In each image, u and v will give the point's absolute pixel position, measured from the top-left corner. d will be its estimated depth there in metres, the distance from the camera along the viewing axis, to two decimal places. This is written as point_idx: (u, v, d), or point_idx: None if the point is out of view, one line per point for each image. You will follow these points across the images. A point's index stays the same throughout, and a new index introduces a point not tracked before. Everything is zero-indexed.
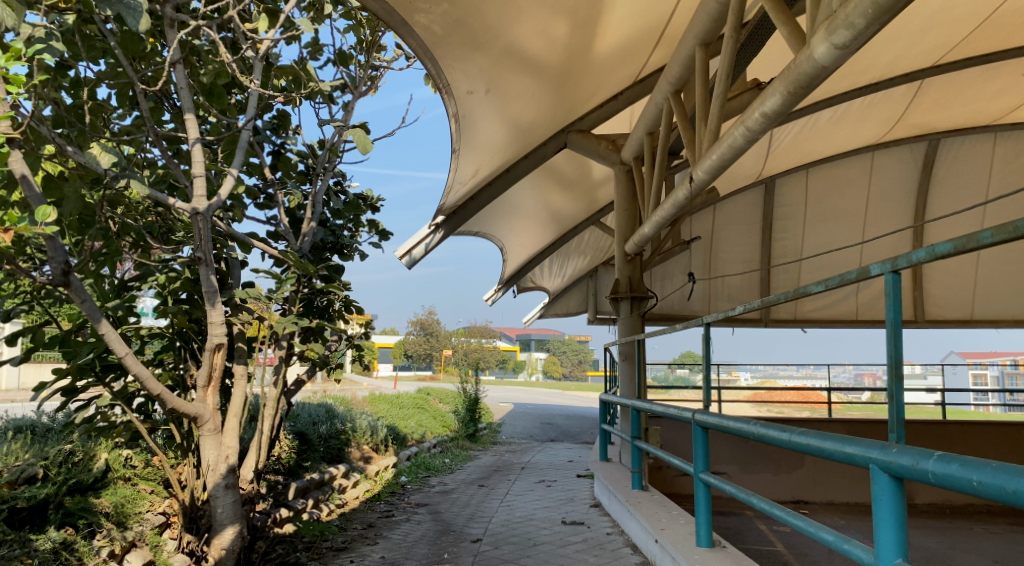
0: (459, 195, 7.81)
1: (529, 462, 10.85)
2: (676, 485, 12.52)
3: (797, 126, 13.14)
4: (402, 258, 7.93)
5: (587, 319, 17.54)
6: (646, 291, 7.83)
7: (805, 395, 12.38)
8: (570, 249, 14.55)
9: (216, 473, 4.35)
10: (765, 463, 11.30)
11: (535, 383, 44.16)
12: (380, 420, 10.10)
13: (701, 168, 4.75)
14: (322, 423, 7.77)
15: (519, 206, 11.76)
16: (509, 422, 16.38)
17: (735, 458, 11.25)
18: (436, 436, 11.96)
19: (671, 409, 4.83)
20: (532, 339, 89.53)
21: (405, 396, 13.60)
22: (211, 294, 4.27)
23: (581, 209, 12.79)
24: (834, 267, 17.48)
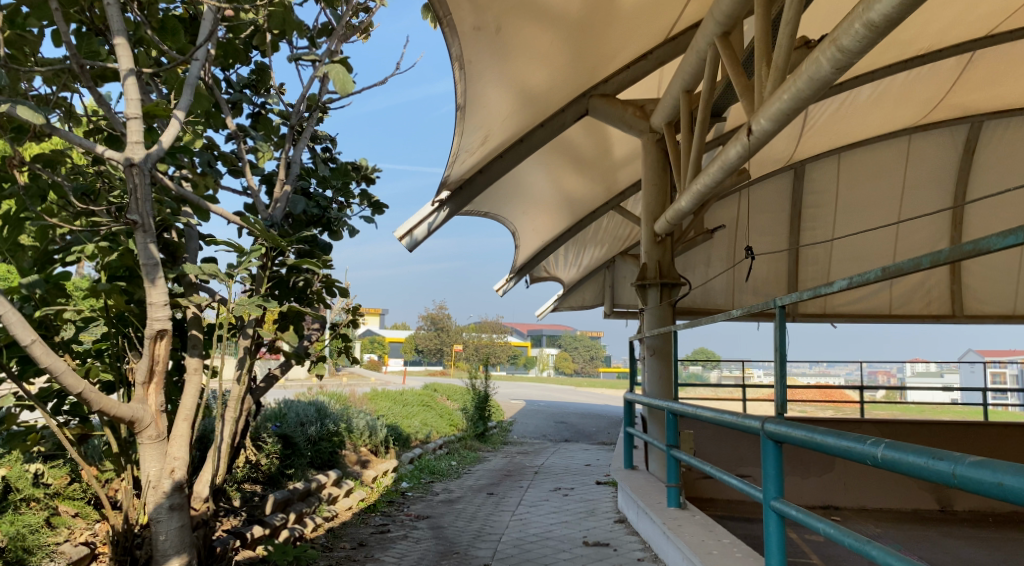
0: (465, 166, 6.88)
1: (543, 466, 9.97)
2: (699, 489, 11.62)
3: (834, 105, 12.15)
4: (402, 239, 7.05)
5: (603, 312, 16.63)
6: (678, 277, 6.91)
7: (828, 394, 11.27)
8: (587, 237, 13.61)
9: (158, 491, 3.49)
10: (793, 465, 10.40)
11: (547, 380, 43.08)
12: (380, 419, 9.25)
13: (761, 117, 3.84)
14: (311, 425, 6.90)
15: (533, 188, 10.85)
16: (521, 420, 15.51)
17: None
18: (442, 436, 11.12)
19: (723, 415, 3.90)
20: (544, 334, 88.57)
21: (410, 393, 12.75)
22: (150, 268, 3.39)
23: (600, 192, 11.86)
24: (866, 259, 16.47)
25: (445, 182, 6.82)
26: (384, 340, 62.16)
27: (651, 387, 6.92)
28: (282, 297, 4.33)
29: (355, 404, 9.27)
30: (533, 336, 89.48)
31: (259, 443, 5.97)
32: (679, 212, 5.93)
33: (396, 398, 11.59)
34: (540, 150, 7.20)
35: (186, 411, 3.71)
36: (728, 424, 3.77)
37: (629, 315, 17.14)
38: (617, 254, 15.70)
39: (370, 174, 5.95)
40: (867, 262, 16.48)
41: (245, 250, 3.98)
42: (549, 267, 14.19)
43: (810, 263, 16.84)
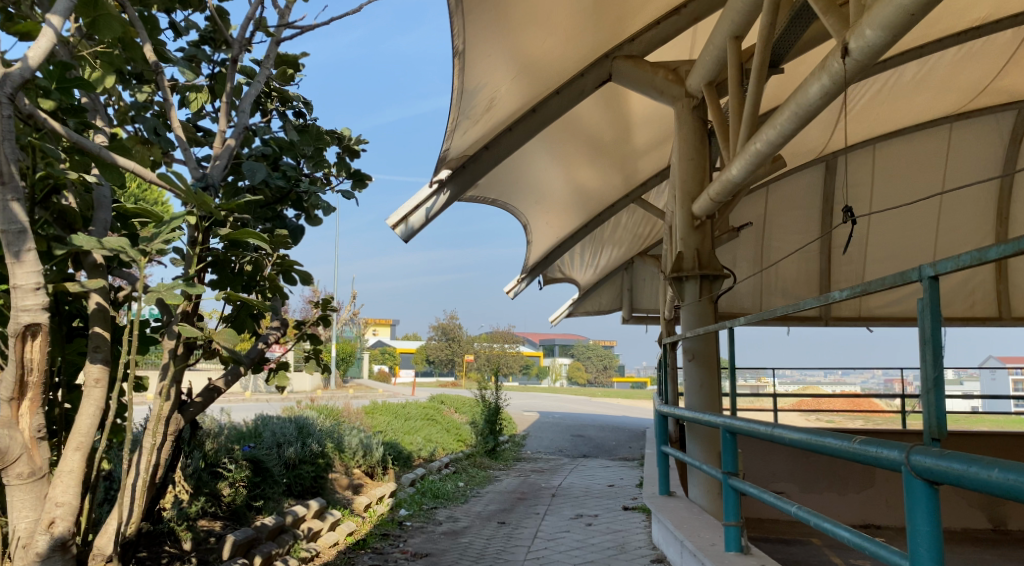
0: (468, 140, 5.88)
1: (561, 487, 8.89)
2: None
3: (874, 87, 11.09)
4: (395, 227, 6.07)
5: (622, 317, 15.60)
6: (721, 268, 5.85)
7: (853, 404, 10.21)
8: (604, 236, 12.57)
9: (29, 552, 2.47)
10: (828, 480, 9.38)
11: (561, 391, 41.89)
12: (377, 436, 8.24)
13: (865, 29, 2.79)
14: (289, 446, 5.87)
15: (548, 181, 9.84)
16: (535, 434, 14.45)
17: (794, 472, 9.31)
18: (448, 453, 10.09)
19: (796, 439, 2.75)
20: (556, 344, 87.38)
21: (413, 406, 11.71)
22: (12, 237, 2.40)
23: (621, 185, 10.82)
24: (905, 257, 15.29)
25: (444, 157, 5.79)
26: (394, 350, 61.23)
27: (691, 398, 5.87)
28: (226, 286, 3.30)
29: (350, 419, 8.28)
30: (545, 345, 88.28)
31: (217, 471, 4.93)
32: (729, 184, 4.86)
33: (397, 412, 10.54)
34: (555, 121, 6.19)
35: (80, 437, 2.70)
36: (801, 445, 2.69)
37: (649, 321, 16.14)
38: (636, 254, 14.64)
39: (353, 146, 5.02)
40: (906, 261, 15.29)
41: (165, 219, 2.96)
42: (564, 269, 13.17)
43: (844, 263, 15.72)
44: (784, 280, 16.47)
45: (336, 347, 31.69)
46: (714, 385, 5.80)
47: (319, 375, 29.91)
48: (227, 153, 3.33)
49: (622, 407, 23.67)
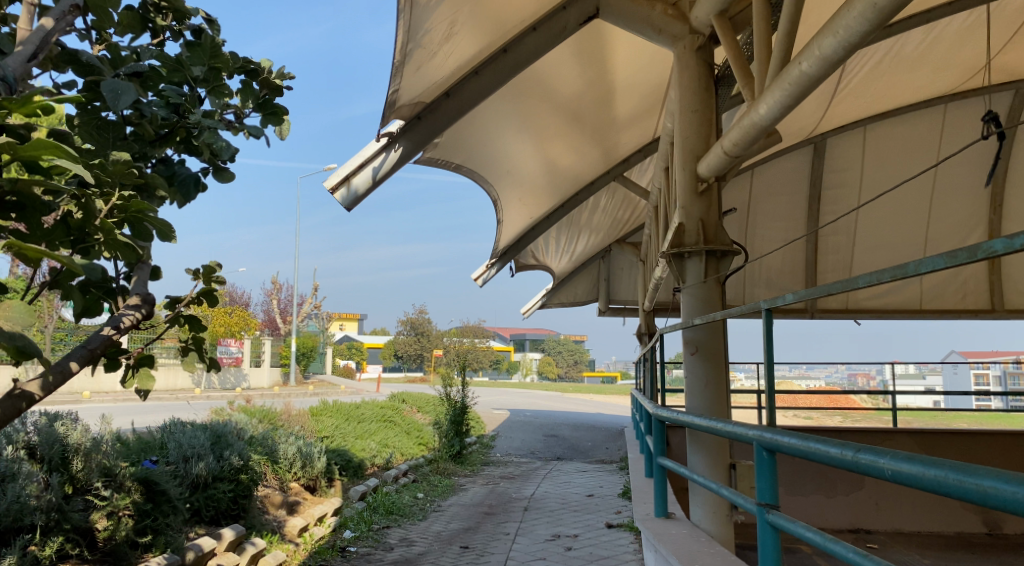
0: (425, 80, 4.78)
1: (534, 498, 7.85)
2: None
3: (874, 59, 10.22)
4: (334, 191, 4.98)
5: (598, 309, 14.65)
6: (730, 243, 4.83)
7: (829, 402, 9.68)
8: (581, 221, 11.58)
9: None
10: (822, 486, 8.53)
11: (532, 387, 40.84)
12: (323, 442, 7.15)
13: None
14: (199, 460, 4.72)
15: (523, 157, 8.78)
16: (505, 434, 13.42)
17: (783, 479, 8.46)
18: (407, 460, 9.00)
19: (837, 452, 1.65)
20: (527, 339, 86.60)
21: (369, 405, 10.57)
22: None
23: (601, 163, 9.81)
24: (894, 247, 14.44)
25: (394, 102, 4.70)
26: (362, 345, 59.72)
27: (694, 400, 4.85)
28: (36, 242, 2.14)
29: (292, 424, 7.12)
30: (515, 340, 87.14)
31: (86, 498, 3.74)
32: (752, 129, 3.83)
33: (352, 413, 9.40)
34: (532, 63, 5.12)
35: None
36: (907, 485, 1.49)
37: (626, 313, 15.21)
38: (613, 241, 13.68)
39: (274, 81, 3.72)
40: (895, 251, 14.46)
41: None
42: (538, 255, 12.11)
43: (832, 252, 14.95)
44: (769, 270, 15.65)
45: (297, 341, 30.27)
46: (722, 386, 4.79)
47: (278, 370, 28.48)
48: (37, 37, 2.17)
49: (596, 404, 22.75)
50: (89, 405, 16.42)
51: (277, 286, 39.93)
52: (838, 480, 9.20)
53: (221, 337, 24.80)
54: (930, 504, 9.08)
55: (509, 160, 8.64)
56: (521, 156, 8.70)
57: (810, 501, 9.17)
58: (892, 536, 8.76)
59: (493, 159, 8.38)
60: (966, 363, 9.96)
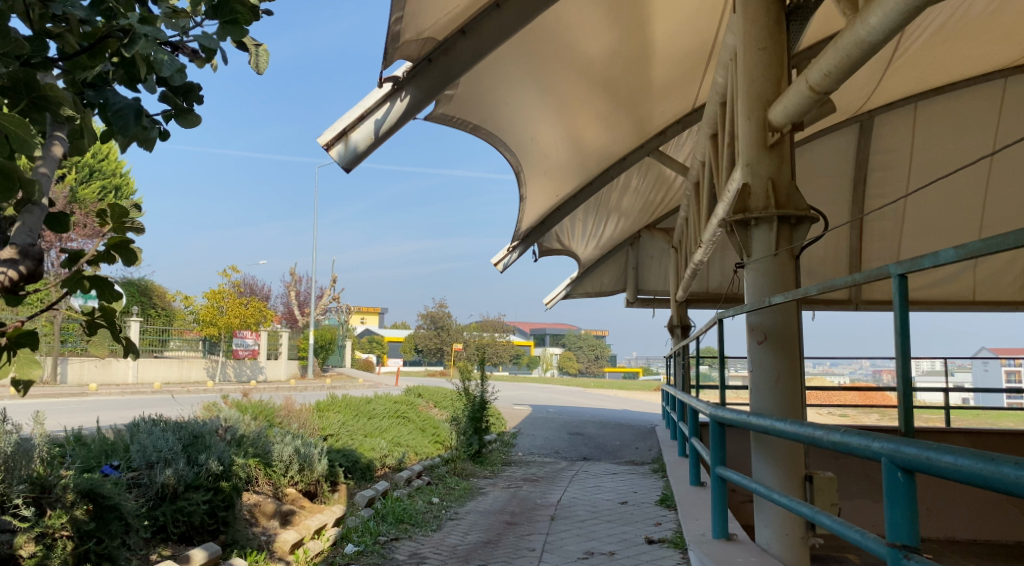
0: (437, 11, 3.93)
1: (561, 505, 7.03)
2: None
3: (935, 22, 9.21)
4: (329, 148, 4.22)
5: (627, 298, 13.79)
6: (807, 208, 3.97)
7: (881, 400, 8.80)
8: (611, 203, 10.73)
9: None
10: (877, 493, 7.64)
11: (555, 381, 40.01)
12: (326, 442, 6.40)
13: None
14: (167, 466, 4.00)
15: (550, 129, 7.92)
16: (527, 431, 12.63)
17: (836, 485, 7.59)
18: (422, 460, 8.22)
19: None
20: (548, 332, 85.91)
21: (381, 400, 9.78)
22: None
23: (633, 139, 8.92)
24: (945, 233, 13.38)
25: (397, 37, 3.89)
26: (382, 338, 59.27)
27: (759, 397, 4.00)
28: None
29: (290, 423, 6.33)
30: (536, 335, 86.53)
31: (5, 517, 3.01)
32: (854, 50, 2.96)
33: (363, 408, 8.62)
34: None
35: None
36: None
37: (656, 304, 14.32)
38: (644, 227, 12.80)
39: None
40: (946, 239, 13.41)
41: None
42: (563, 239, 11.25)
43: (878, 239, 13.85)
44: (809, 258, 14.65)
45: (314, 333, 29.71)
46: (795, 381, 3.94)
47: (295, 363, 27.95)
48: None
49: (622, 399, 21.92)
50: (96, 398, 15.88)
51: (295, 277, 39.42)
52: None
53: (236, 330, 24.24)
54: (996, 513, 8.17)
55: (535, 132, 7.79)
56: (547, 128, 7.84)
57: (857, 508, 8.22)
58: (952, 547, 7.86)
59: (517, 130, 7.54)
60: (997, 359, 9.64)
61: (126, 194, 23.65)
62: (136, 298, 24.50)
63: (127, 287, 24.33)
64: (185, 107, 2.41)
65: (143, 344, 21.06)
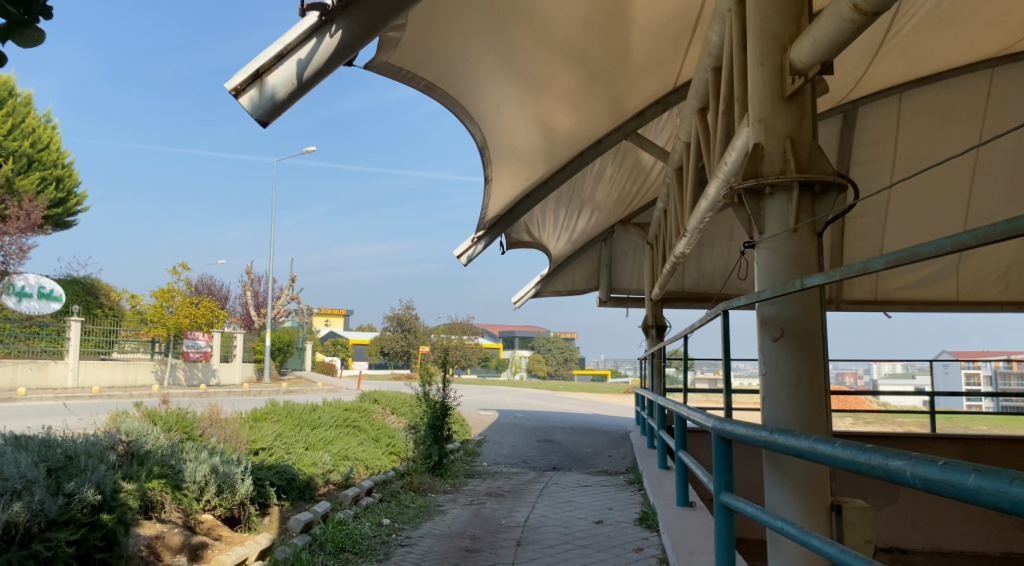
0: None
1: (527, 527, 6.21)
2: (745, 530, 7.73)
3: (931, 3, 8.58)
4: (239, 94, 3.40)
5: (599, 297, 13.09)
6: (834, 173, 3.21)
7: None
8: (584, 193, 9.97)
9: None
10: None
11: (522, 384, 39.27)
12: (252, 460, 5.51)
13: None
14: (18, 499, 3.11)
15: (520, 108, 7.10)
16: (493, 439, 11.83)
17: None
18: (372, 475, 7.37)
19: None
20: (517, 335, 85.29)
21: (329, 407, 8.84)
22: None
23: (610, 121, 8.11)
24: (927, 230, 12.86)
25: None
26: (346, 340, 57.88)
27: (773, 409, 3.24)
28: None
29: (213, 438, 5.39)
30: (504, 337, 85.90)
31: None
32: None
33: (308, 416, 7.70)
34: None
35: None
36: None
37: (629, 303, 13.64)
38: (618, 222, 12.10)
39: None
40: (929, 237, 12.89)
41: None
42: (532, 231, 10.46)
43: (859, 237, 13.24)
44: None
45: (271, 335, 28.47)
46: (818, 390, 3.17)
47: (251, 366, 26.78)
48: None
49: (591, 403, 21.20)
50: (26, 402, 14.65)
51: (254, 278, 38.02)
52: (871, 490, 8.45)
53: (187, 330, 23.03)
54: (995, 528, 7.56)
55: (505, 110, 6.97)
56: (517, 107, 7.01)
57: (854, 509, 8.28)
58: None
59: (482, 106, 6.71)
60: (957, 361, 9.05)
61: (68, 187, 22.25)
62: (80, 297, 23.09)
63: (71, 285, 22.94)
64: (26, 21, 2.29)
65: (84, 346, 19.75)
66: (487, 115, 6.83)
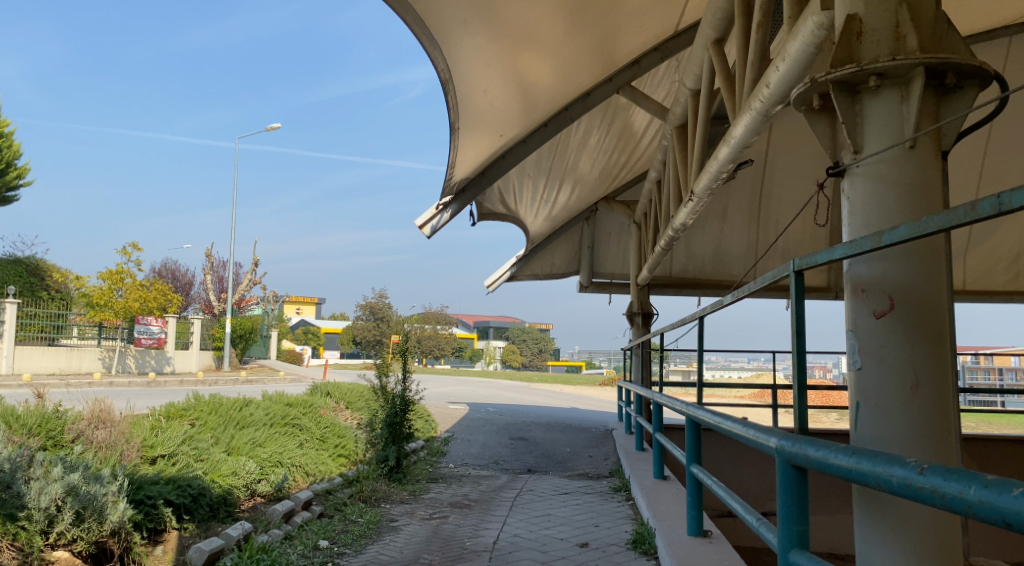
0: None
1: (497, 552, 5.05)
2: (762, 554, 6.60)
3: None
4: None
5: (581, 281, 12.03)
6: (973, 60, 2.20)
7: None
8: (568, 161, 8.78)
9: None
10: None
11: (497, 375, 38.17)
12: (138, 477, 4.27)
13: None
14: None
15: (495, 55, 5.90)
16: (461, 436, 10.68)
17: None
18: (312, 485, 6.16)
19: None
20: (493, 325, 84.26)
21: (266, 402, 7.58)
22: None
23: (599, 72, 6.94)
24: None
25: None
26: (317, 329, 56.31)
27: (873, 423, 2.18)
28: None
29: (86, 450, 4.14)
30: (480, 328, 84.94)
31: None
32: None
33: (236, 414, 6.46)
34: None
35: None
36: None
37: (613, 289, 12.56)
38: (602, 199, 10.96)
39: None
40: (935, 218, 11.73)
41: None
42: (509, 202, 9.29)
43: None
44: (783, 239, 12.34)
45: (232, 322, 27.00)
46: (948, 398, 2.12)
47: (209, 354, 25.33)
48: None
49: (568, 396, 20.11)
50: None
51: (217, 262, 36.45)
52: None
53: (137, 315, 21.55)
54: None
55: (477, 58, 5.77)
56: (492, 51, 5.80)
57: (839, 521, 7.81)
58: None
59: (449, 48, 5.48)
60: None
61: (9, 158, 20.72)
62: (22, 280, 21.50)
63: (11, 266, 21.35)
64: None
65: (24, 331, 18.25)
66: (455, 60, 5.61)
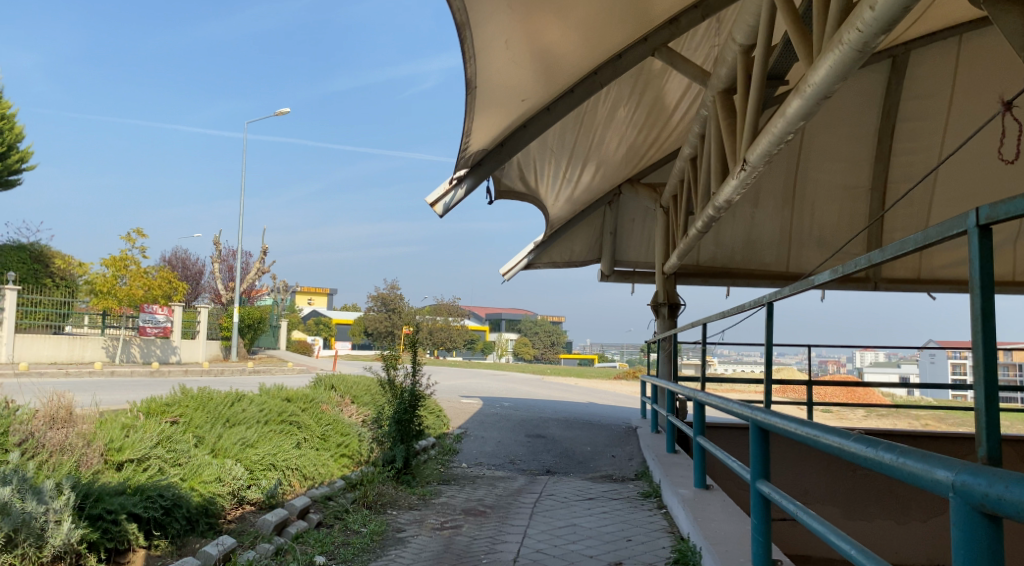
0: None
1: None
2: None
3: None
4: None
5: (602, 269, 11.35)
6: None
7: None
8: (594, 136, 8.08)
9: None
10: None
11: (509, 368, 37.61)
12: (94, 490, 3.61)
13: None
14: None
15: (521, 12, 5.18)
16: (474, 433, 10.03)
17: None
18: (311, 490, 5.50)
19: None
20: (505, 317, 83.67)
21: (263, 396, 6.94)
22: None
23: (634, 32, 6.21)
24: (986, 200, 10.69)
25: None
26: (329, 319, 55.89)
27: None
28: None
29: (27, 462, 3.69)
30: (492, 320, 84.41)
31: None
32: None
33: (226, 410, 5.83)
34: None
35: None
36: None
37: (636, 278, 11.86)
38: (626, 180, 10.25)
39: None
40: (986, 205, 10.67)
41: None
42: (529, 180, 8.61)
43: (902, 202, 11.04)
44: (819, 225, 11.56)
45: (240, 311, 26.48)
46: None
47: (216, 344, 24.88)
48: None
49: (585, 390, 19.44)
50: None
51: (228, 251, 36.01)
52: (915, 503, 7.21)
53: (143, 303, 21.06)
54: None
55: (501, 14, 5.06)
56: (517, 6, 5.08)
57: (874, 529, 7.25)
58: None
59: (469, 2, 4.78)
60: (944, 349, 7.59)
61: (11, 141, 20.24)
62: (26, 266, 21.07)
63: (16, 252, 20.91)
64: None
65: (29, 318, 17.86)
66: (476, 15, 4.91)
